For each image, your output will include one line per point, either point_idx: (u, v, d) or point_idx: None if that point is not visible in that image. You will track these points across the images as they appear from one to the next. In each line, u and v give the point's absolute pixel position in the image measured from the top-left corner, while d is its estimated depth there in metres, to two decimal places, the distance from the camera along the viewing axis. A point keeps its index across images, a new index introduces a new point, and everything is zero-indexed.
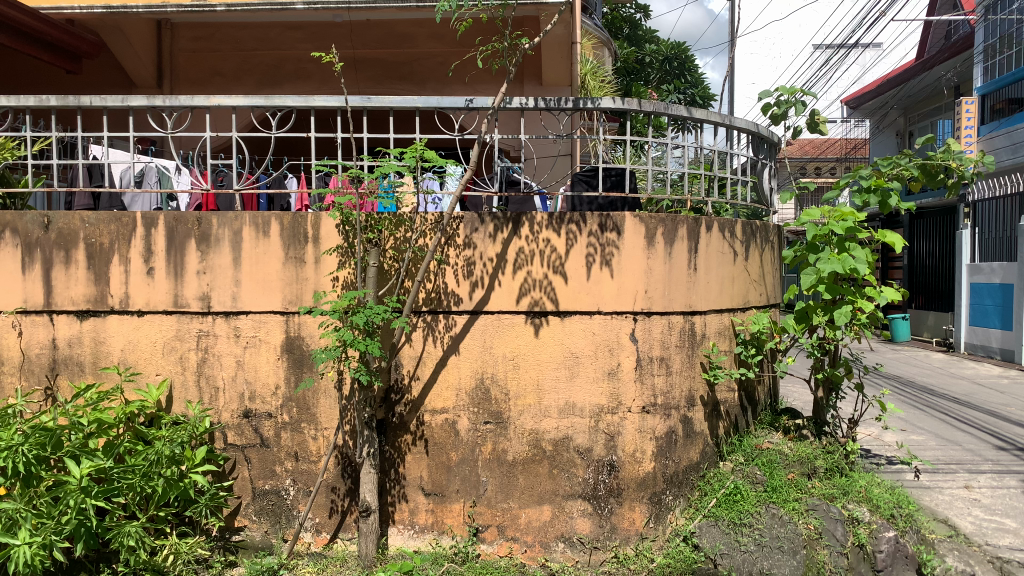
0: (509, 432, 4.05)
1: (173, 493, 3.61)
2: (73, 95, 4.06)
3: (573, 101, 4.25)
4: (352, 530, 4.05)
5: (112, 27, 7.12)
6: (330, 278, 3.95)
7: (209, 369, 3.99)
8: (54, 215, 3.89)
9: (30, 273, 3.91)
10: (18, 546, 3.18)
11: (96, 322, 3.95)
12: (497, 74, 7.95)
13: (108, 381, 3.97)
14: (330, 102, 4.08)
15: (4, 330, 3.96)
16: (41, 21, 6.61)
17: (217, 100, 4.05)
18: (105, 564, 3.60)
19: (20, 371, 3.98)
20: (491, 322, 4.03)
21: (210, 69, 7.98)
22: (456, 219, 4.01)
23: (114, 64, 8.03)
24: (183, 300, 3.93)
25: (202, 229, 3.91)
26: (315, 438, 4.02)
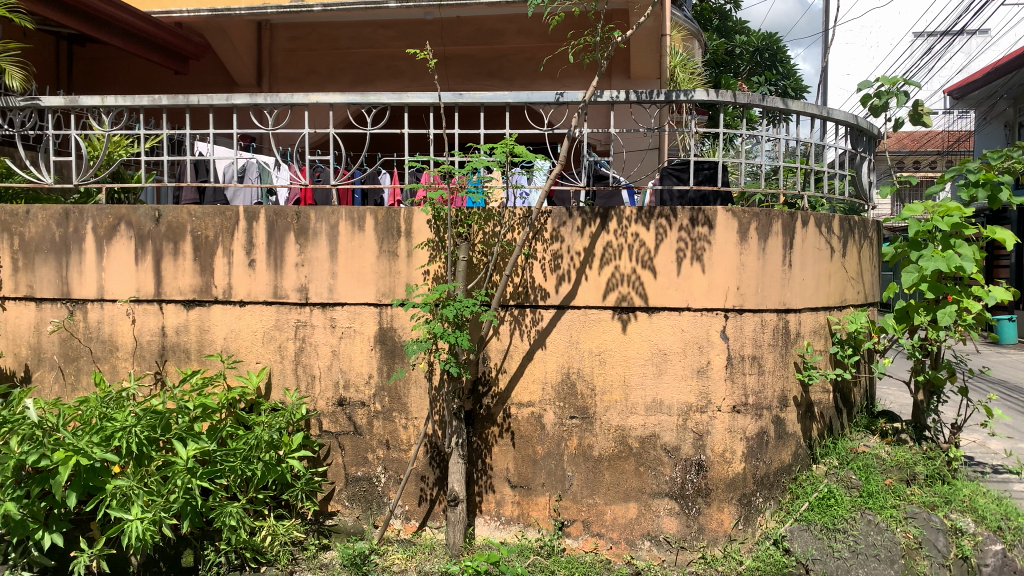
0: (595, 428, 4.04)
1: (271, 477, 3.76)
2: (183, 94, 4.23)
3: (665, 93, 4.15)
4: (440, 518, 4.12)
5: (218, 29, 7.46)
6: (421, 271, 4.02)
7: (306, 358, 4.12)
8: (164, 209, 4.09)
9: (142, 264, 4.13)
10: (131, 521, 3.35)
11: (201, 312, 4.14)
12: (588, 69, 7.91)
13: (212, 367, 4.16)
14: (422, 98, 4.13)
15: (119, 317, 4.19)
16: (153, 24, 6.99)
17: (316, 97, 4.15)
18: (209, 541, 3.75)
19: (132, 356, 4.20)
20: (578, 317, 4.03)
21: (307, 68, 8.26)
22: (545, 213, 4.02)
23: (218, 64, 8.41)
24: (282, 291, 4.07)
25: (300, 223, 4.04)
26: (406, 427, 4.10)
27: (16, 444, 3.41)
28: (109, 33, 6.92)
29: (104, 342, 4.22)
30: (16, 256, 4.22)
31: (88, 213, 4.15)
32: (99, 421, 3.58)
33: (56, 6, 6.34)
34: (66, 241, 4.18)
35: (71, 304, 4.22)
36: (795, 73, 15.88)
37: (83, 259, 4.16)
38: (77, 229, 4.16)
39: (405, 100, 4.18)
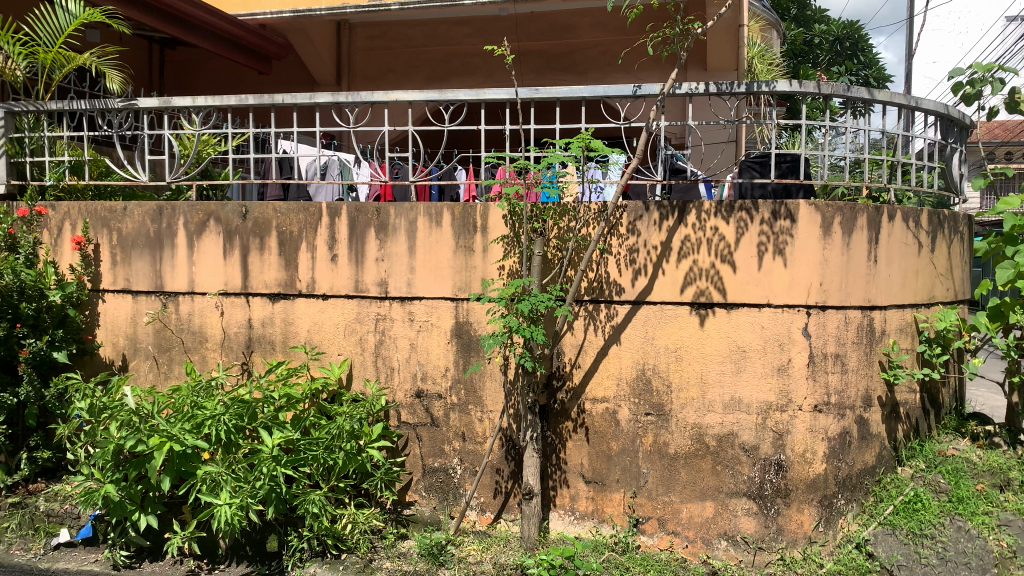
0: (671, 426, 3.99)
1: (352, 466, 3.85)
2: (268, 94, 4.36)
3: (745, 85, 4.05)
4: (514, 511, 4.15)
5: (299, 30, 7.71)
6: (497, 266, 4.03)
7: (385, 351, 4.20)
8: (251, 205, 4.23)
9: (231, 258, 4.28)
10: (221, 505, 3.51)
11: (286, 305, 4.27)
12: (665, 61, 7.76)
13: (296, 359, 4.28)
14: (499, 94, 4.16)
15: (208, 309, 4.36)
16: (239, 26, 7.23)
17: (395, 95, 4.22)
18: (292, 527, 3.85)
19: (221, 347, 4.37)
20: (653, 312, 3.99)
21: (384, 66, 8.41)
22: (621, 208, 4.00)
23: (300, 64, 8.64)
24: (363, 285, 4.16)
25: (380, 219, 4.12)
26: (481, 420, 4.14)
27: (115, 429, 3.62)
28: (199, 36, 7.14)
29: (194, 334, 4.39)
30: (114, 251, 4.44)
31: (180, 210, 4.33)
32: (190, 409, 3.74)
33: (152, 13, 6.59)
34: (160, 236, 4.36)
35: (165, 297, 4.41)
36: (877, 62, 15.34)
37: (176, 254, 4.34)
38: (169, 225, 4.35)
39: (482, 97, 4.22)
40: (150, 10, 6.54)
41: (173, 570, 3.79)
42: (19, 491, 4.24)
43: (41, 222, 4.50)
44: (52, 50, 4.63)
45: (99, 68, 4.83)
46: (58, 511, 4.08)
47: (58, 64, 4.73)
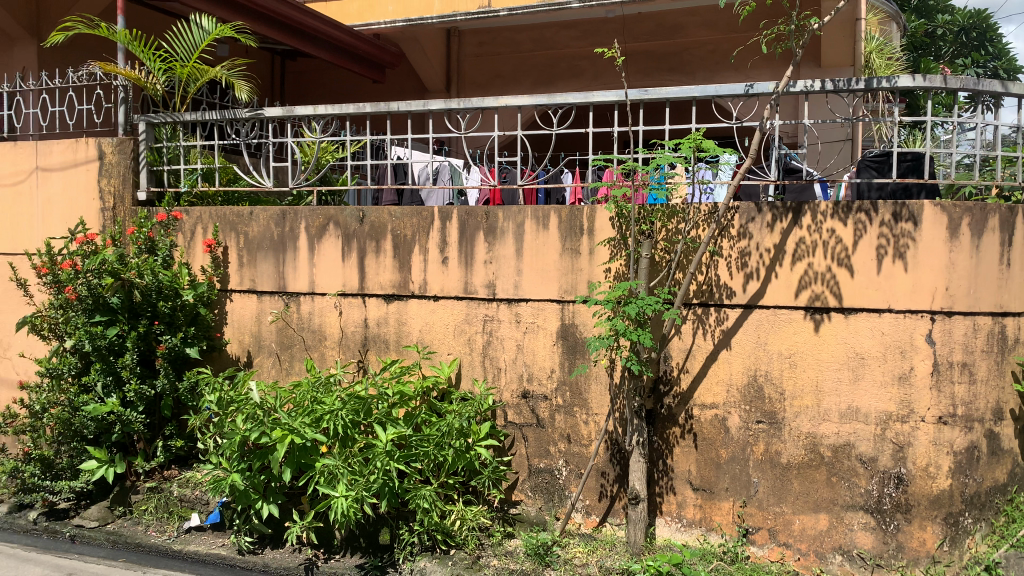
0: (784, 434, 3.87)
1: (461, 463, 3.93)
2: (385, 102, 4.50)
3: (865, 81, 3.88)
4: (620, 515, 4.11)
5: (411, 38, 8.02)
6: (603, 269, 4.02)
7: (493, 351, 4.26)
8: (368, 209, 4.39)
9: (348, 260, 4.45)
10: (338, 497, 3.68)
11: (400, 305, 4.40)
12: (779, 58, 7.53)
13: (408, 358, 4.41)
14: (608, 97, 4.12)
15: (327, 309, 4.54)
16: (353, 35, 7.51)
17: (505, 100, 4.27)
18: (403, 521, 3.97)
19: (338, 345, 4.54)
20: (766, 316, 3.88)
21: (492, 72, 8.55)
22: (732, 209, 3.92)
23: (411, 72, 8.89)
24: (472, 287, 4.25)
25: (489, 222, 4.19)
26: (587, 422, 4.12)
27: (242, 421, 3.85)
28: (316, 47, 7.43)
29: (314, 332, 4.59)
30: (241, 253, 4.69)
31: (302, 214, 4.54)
32: (310, 404, 3.94)
33: (277, 27, 6.92)
34: (283, 239, 4.58)
35: (287, 297, 4.63)
36: (1008, 53, 14.37)
37: (297, 256, 4.55)
38: (292, 228, 4.56)
39: (591, 100, 4.20)
40: (274, 24, 6.85)
41: (293, 558, 3.98)
42: (155, 477, 4.55)
43: (177, 226, 4.78)
44: (187, 64, 4.93)
45: (229, 80, 5.13)
46: (190, 497, 4.33)
47: (192, 77, 5.04)
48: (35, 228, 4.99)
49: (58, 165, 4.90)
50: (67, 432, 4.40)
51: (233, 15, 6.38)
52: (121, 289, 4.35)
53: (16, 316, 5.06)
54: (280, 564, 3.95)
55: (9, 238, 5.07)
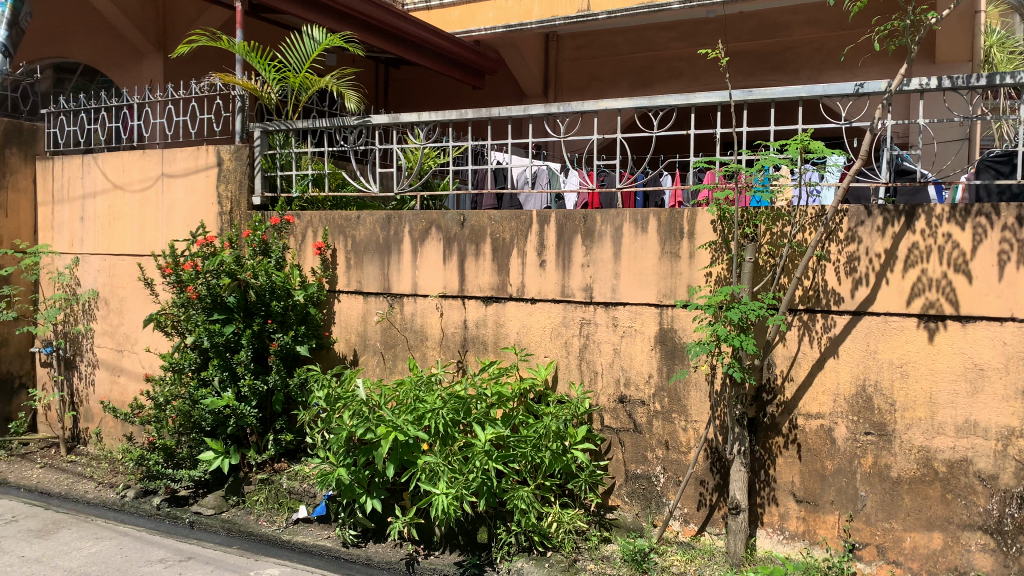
0: (894, 447, 3.71)
1: (558, 465, 3.95)
2: (486, 108, 4.56)
3: (985, 78, 3.63)
4: (720, 525, 4.00)
5: (511, 44, 8.15)
6: (704, 273, 3.93)
7: (590, 355, 4.24)
8: (468, 213, 4.47)
9: (449, 263, 4.54)
10: (439, 494, 3.78)
11: (498, 308, 4.45)
12: (892, 55, 7.21)
13: (506, 359, 4.45)
14: (711, 98, 4.03)
15: (429, 310, 4.65)
16: (452, 41, 7.66)
17: (605, 104, 4.25)
18: (501, 521, 4.01)
19: (439, 346, 4.64)
20: (877, 324, 3.73)
21: (590, 75, 8.56)
22: (841, 212, 3.79)
23: (510, 77, 9.00)
24: (569, 290, 4.25)
25: (587, 226, 4.18)
26: (686, 429, 4.03)
27: (348, 417, 4.03)
28: (419, 54, 7.62)
29: (416, 332, 4.70)
30: (348, 256, 4.85)
31: (406, 218, 4.66)
32: (413, 402, 4.04)
33: (383, 36, 7.09)
34: (387, 243, 4.72)
35: (391, 298, 4.76)
36: None
37: (401, 259, 4.68)
38: (396, 232, 4.69)
39: (693, 102, 4.12)
40: (381, 34, 7.06)
41: (394, 552, 4.09)
42: (266, 469, 4.76)
43: (289, 230, 5.00)
44: (300, 75, 5.15)
45: (338, 89, 5.31)
46: (299, 489, 4.54)
47: (304, 87, 5.26)
48: (160, 232, 5.31)
49: (181, 172, 5.20)
50: (187, 423, 4.67)
51: (343, 25, 6.57)
52: (237, 289, 4.61)
53: (143, 313, 5.39)
54: (382, 558, 4.06)
55: (137, 240, 5.42)
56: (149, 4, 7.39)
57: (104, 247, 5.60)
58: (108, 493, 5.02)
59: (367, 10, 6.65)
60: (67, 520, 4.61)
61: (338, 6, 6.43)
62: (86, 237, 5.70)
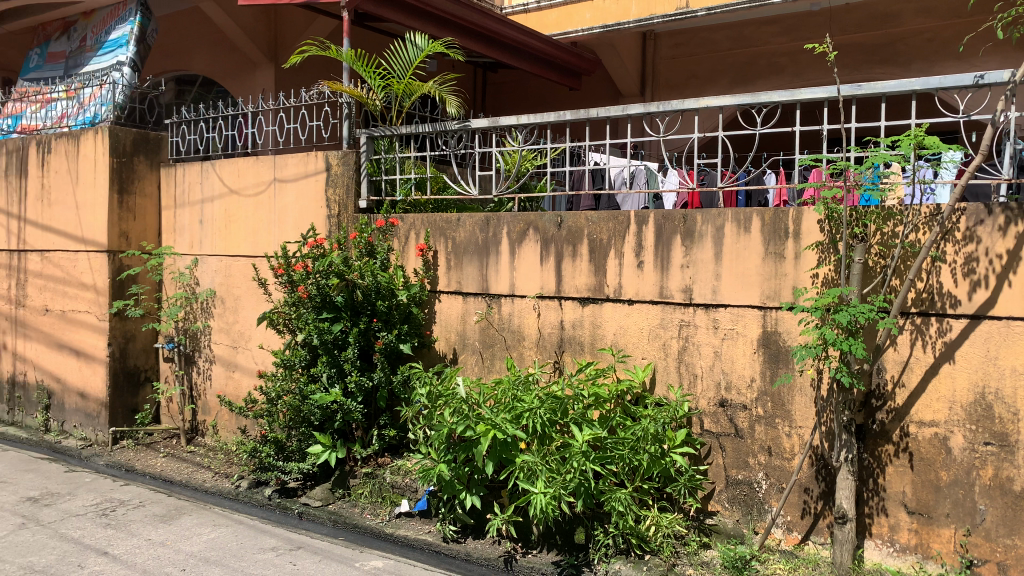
0: (1017, 460, 3.48)
1: (656, 469, 3.92)
2: (585, 108, 4.55)
3: None
4: (825, 534, 3.85)
5: (608, 44, 8.14)
6: (810, 274, 3.81)
7: (689, 357, 4.18)
8: (566, 214, 4.49)
9: (547, 264, 4.57)
10: (537, 493, 3.82)
11: (595, 309, 4.44)
12: (1015, 43, 6.77)
13: (604, 360, 4.44)
14: (818, 93, 3.91)
15: (527, 311, 4.69)
16: (547, 42, 7.68)
17: (707, 101, 4.18)
18: (598, 523, 4.00)
19: (536, 346, 4.67)
20: (997, 329, 3.52)
21: (688, 74, 8.44)
22: (958, 211, 3.60)
23: (607, 78, 8.98)
24: (668, 292, 4.20)
25: (687, 226, 4.13)
26: (790, 435, 3.91)
27: (449, 415, 4.13)
28: (518, 58, 7.67)
29: (514, 332, 4.74)
30: (449, 257, 4.95)
31: (505, 220, 4.72)
32: (511, 401, 4.10)
33: (482, 41, 7.16)
34: (486, 244, 4.79)
35: (489, 299, 4.83)
36: None
37: (499, 260, 4.74)
38: (495, 233, 4.75)
39: (798, 98, 4.00)
40: (480, 39, 7.13)
41: (493, 549, 4.15)
42: (371, 463, 4.92)
43: (393, 232, 5.14)
44: (403, 81, 5.30)
45: (440, 94, 5.43)
46: (401, 484, 4.65)
47: (407, 93, 5.40)
48: (273, 234, 5.55)
49: (292, 177, 5.43)
50: (297, 417, 4.87)
51: (443, 31, 6.69)
52: (345, 289, 4.80)
53: (256, 312, 5.65)
54: (481, 554, 4.14)
55: (251, 242, 5.69)
56: (263, 16, 7.75)
57: (221, 248, 5.90)
58: (224, 482, 5.29)
59: (466, 15, 6.75)
60: (187, 507, 4.88)
61: (439, 13, 6.55)
62: (205, 239, 6.02)
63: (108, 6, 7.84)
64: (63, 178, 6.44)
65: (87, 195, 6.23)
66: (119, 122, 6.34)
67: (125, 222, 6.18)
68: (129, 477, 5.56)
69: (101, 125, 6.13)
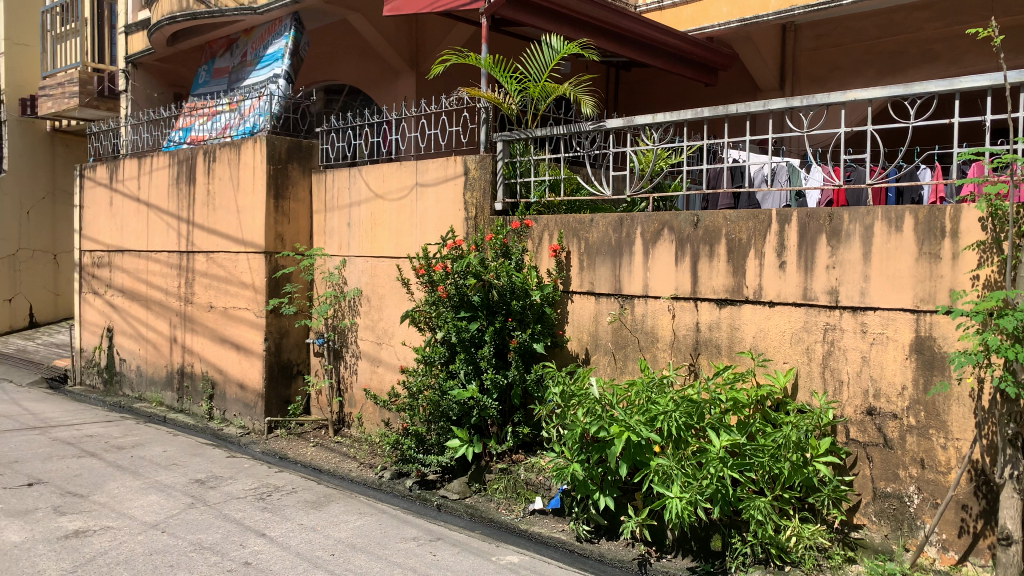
0: None
1: (797, 478, 3.78)
2: (723, 105, 4.43)
3: None
4: (985, 556, 3.55)
5: (746, 38, 7.91)
6: (969, 276, 3.55)
7: (834, 362, 4.00)
8: (703, 214, 4.40)
9: (682, 264, 4.50)
10: (672, 498, 3.78)
11: (733, 310, 4.33)
12: None
13: (742, 364, 4.32)
14: (980, 81, 3.63)
15: (661, 312, 4.62)
16: (677, 38, 7.53)
17: (855, 94, 3.96)
18: (736, 530, 3.90)
19: (671, 348, 4.60)
20: None
21: (831, 65, 8.07)
22: None
23: (744, 72, 8.73)
24: (812, 293, 4.03)
25: (833, 224, 3.95)
26: (945, 448, 3.65)
27: (582, 415, 4.16)
28: (653, 56, 7.51)
29: (648, 333, 4.69)
30: (582, 258, 4.96)
31: (639, 220, 4.69)
32: (645, 403, 4.09)
33: (617, 41, 7.10)
34: (620, 245, 4.77)
35: (623, 299, 4.80)
36: None
37: (633, 260, 4.71)
38: (629, 234, 4.73)
39: (957, 87, 3.73)
40: (615, 39, 7.06)
41: (626, 551, 4.14)
42: (505, 459, 5.01)
43: (528, 234, 5.21)
44: (540, 84, 5.36)
45: (576, 96, 5.46)
46: (535, 481, 4.71)
47: (543, 95, 5.46)
48: (414, 235, 5.76)
49: (433, 181, 5.61)
50: (436, 413, 5.04)
51: (578, 33, 6.70)
52: (481, 289, 4.96)
53: (399, 310, 5.89)
54: (614, 556, 4.12)
55: (395, 244, 5.92)
56: (404, 25, 8.04)
57: (367, 250, 6.17)
58: (368, 472, 5.54)
59: (599, 14, 6.73)
60: (335, 495, 5.15)
61: (575, 14, 6.58)
62: (352, 241, 6.32)
63: (265, 23, 8.36)
64: (226, 184, 6.94)
65: (247, 200, 6.67)
66: (276, 131, 6.76)
67: (280, 225, 6.58)
68: (283, 464, 5.93)
69: (259, 134, 6.57)
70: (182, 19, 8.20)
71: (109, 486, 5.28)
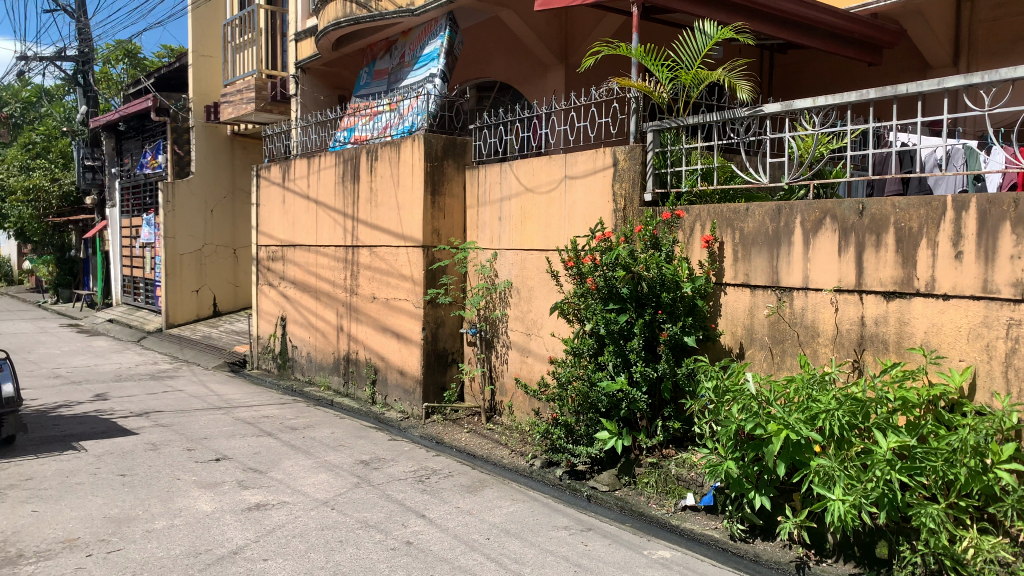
0: None
1: (976, 486, 3.46)
2: (891, 85, 4.16)
3: None
4: None
5: (914, 11, 7.40)
6: None
7: (1019, 361, 3.60)
8: (869, 201, 4.16)
9: (846, 255, 4.27)
10: (834, 500, 3.63)
11: (902, 304, 4.05)
12: None
13: (912, 361, 4.03)
14: None
15: (823, 305, 4.41)
16: (839, 16, 7.13)
17: None
18: (905, 538, 3.65)
19: (832, 343, 4.38)
20: None
21: (1013, 37, 7.37)
22: None
23: (913, 50, 8.16)
24: (993, 286, 3.67)
25: (1019, 211, 3.59)
26: None
27: (737, 411, 4.06)
28: (811, 36, 7.10)
29: (808, 327, 4.49)
30: (737, 248, 4.83)
31: (798, 209, 4.50)
32: (805, 400, 3.94)
33: (773, 23, 6.81)
34: (778, 234, 4.60)
35: (781, 292, 4.62)
36: None
37: (792, 251, 4.53)
38: (788, 223, 4.55)
39: None
40: (770, 20, 6.77)
41: (783, 553, 4.00)
42: (656, 453, 4.98)
43: (678, 225, 5.12)
44: (692, 71, 5.26)
45: (730, 82, 5.30)
46: (685, 477, 4.64)
47: (695, 83, 5.34)
48: (563, 228, 5.80)
49: (582, 173, 5.63)
50: (585, 404, 5.09)
51: (732, 17, 6.52)
52: (631, 281, 4.93)
53: (549, 301, 5.95)
54: (771, 557, 4.00)
55: (544, 236, 5.99)
56: (553, 19, 8.10)
57: (517, 242, 6.28)
58: (519, 460, 5.64)
59: None
60: (489, 480, 5.31)
61: None
62: (503, 234, 6.45)
63: (422, 24, 8.65)
64: (386, 181, 7.27)
65: (406, 195, 6.96)
66: (432, 129, 7.01)
67: (436, 220, 6.81)
68: (439, 449, 6.15)
69: (417, 133, 6.82)
70: (346, 24, 8.74)
71: (284, 464, 5.67)
